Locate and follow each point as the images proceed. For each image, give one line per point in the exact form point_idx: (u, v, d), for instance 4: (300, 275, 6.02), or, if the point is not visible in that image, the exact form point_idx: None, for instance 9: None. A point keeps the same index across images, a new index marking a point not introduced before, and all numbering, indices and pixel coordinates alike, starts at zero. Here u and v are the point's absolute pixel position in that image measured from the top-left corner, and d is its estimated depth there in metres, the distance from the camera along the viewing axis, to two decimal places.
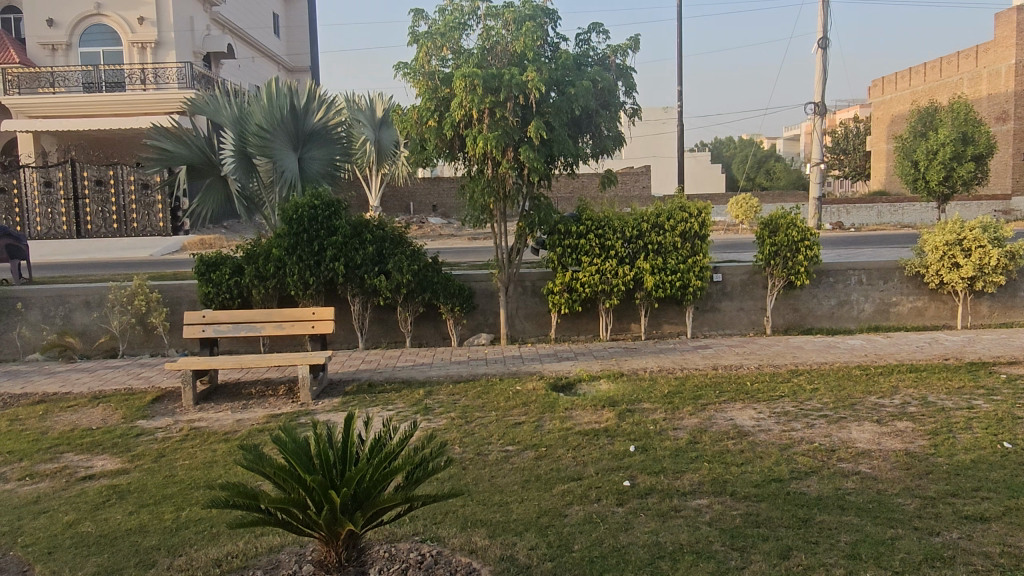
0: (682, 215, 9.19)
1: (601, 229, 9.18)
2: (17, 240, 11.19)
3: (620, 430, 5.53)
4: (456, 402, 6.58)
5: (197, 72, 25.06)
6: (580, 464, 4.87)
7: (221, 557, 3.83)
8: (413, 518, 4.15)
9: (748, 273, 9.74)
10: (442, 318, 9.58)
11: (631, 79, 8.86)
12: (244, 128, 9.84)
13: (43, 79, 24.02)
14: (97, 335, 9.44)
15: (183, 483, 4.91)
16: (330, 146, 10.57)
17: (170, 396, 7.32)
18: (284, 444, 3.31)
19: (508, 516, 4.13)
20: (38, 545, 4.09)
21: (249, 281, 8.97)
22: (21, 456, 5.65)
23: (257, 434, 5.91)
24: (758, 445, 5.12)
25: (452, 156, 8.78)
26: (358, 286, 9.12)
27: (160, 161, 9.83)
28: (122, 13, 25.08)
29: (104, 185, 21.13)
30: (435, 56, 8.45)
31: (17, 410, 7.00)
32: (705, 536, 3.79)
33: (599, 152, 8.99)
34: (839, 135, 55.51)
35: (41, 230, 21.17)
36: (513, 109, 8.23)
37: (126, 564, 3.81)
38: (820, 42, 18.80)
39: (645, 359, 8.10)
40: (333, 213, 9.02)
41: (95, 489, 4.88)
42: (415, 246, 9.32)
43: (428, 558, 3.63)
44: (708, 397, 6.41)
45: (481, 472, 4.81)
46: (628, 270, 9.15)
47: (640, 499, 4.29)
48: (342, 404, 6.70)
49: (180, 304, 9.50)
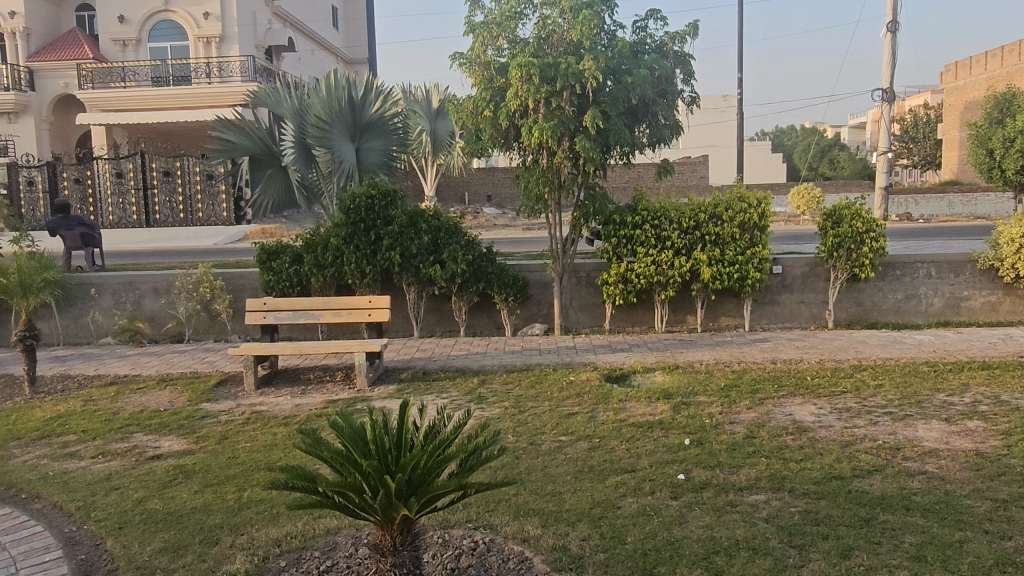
0: (741, 205, 9.05)
1: (657, 220, 9.05)
2: (90, 229, 11.63)
3: (675, 422, 5.46)
4: (509, 392, 6.60)
5: (260, 65, 25.70)
6: (634, 456, 4.82)
7: (282, 537, 3.94)
8: (467, 505, 4.20)
9: (809, 265, 9.47)
10: (496, 308, 9.58)
11: (689, 67, 8.72)
12: (305, 119, 10.02)
13: (114, 75, 24.84)
14: (165, 321, 9.80)
15: (245, 465, 5.06)
16: (387, 136, 10.64)
17: (233, 380, 7.57)
18: (341, 429, 3.36)
19: (561, 506, 4.13)
20: (110, 519, 4.29)
21: (308, 270, 9.17)
22: (95, 435, 5.91)
23: (315, 419, 6.06)
24: (818, 442, 4.99)
25: (507, 146, 8.80)
26: (413, 275, 9.21)
27: (223, 153, 10.19)
28: (188, 8, 25.83)
29: (171, 176, 21.96)
30: (492, 46, 8.44)
31: (91, 391, 7.34)
32: (762, 532, 3.72)
33: (656, 142, 8.87)
34: (908, 123, 53.38)
35: (113, 219, 22.04)
36: (569, 99, 8.21)
37: (192, 542, 3.96)
38: (889, 25, 18.10)
39: (701, 352, 7.96)
40: (390, 203, 9.16)
41: (163, 469, 5.07)
42: (469, 236, 9.33)
43: (480, 545, 3.69)
44: (767, 391, 6.29)
45: (535, 461, 4.82)
46: (684, 261, 9.00)
47: (695, 493, 4.23)
48: (398, 391, 6.80)
49: (242, 292, 9.76)
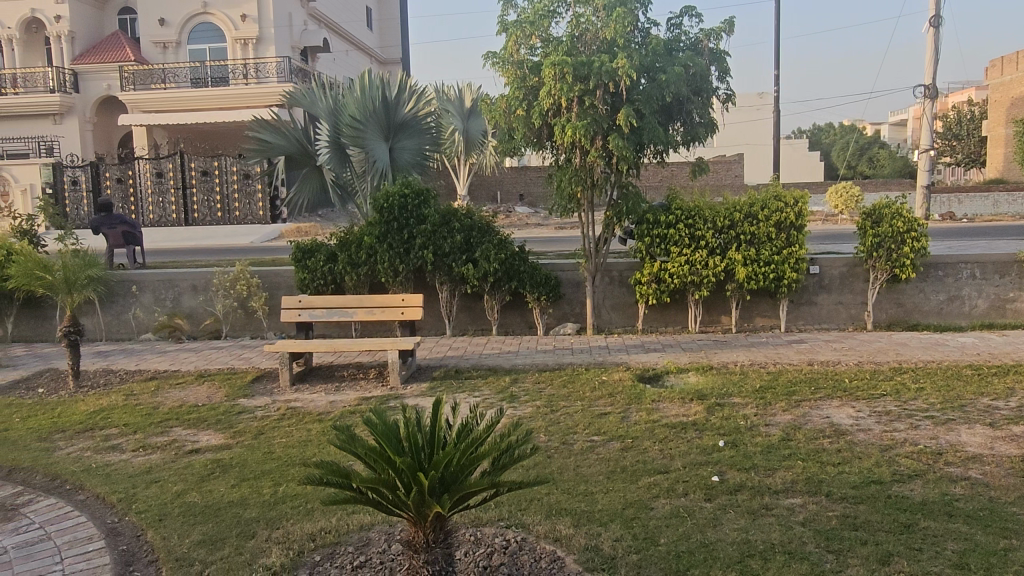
0: (777, 204, 8.93)
1: (692, 219, 8.97)
2: (132, 228, 11.90)
3: (710, 423, 5.41)
4: (542, 391, 6.59)
5: (296, 66, 26.02)
6: (667, 457, 4.79)
7: (316, 532, 3.99)
8: (500, 503, 4.21)
9: (848, 265, 9.30)
10: (528, 307, 9.57)
11: (725, 64, 8.62)
12: (339, 119, 10.14)
13: (155, 76, 25.43)
14: (203, 317, 9.98)
15: (281, 460, 5.13)
16: (420, 136, 10.70)
17: (269, 377, 7.69)
18: (375, 426, 3.39)
19: (593, 506, 4.12)
20: (151, 511, 4.38)
21: (342, 268, 9.27)
22: (135, 429, 6.06)
23: (349, 415, 6.12)
24: (857, 445, 4.89)
25: (539, 145, 8.80)
26: (446, 274, 9.25)
27: (260, 152, 10.36)
28: (227, 11, 26.26)
29: (210, 175, 22.45)
30: (525, 45, 8.44)
31: (132, 385, 7.52)
32: (799, 536, 3.66)
33: (691, 141, 8.78)
34: (951, 120, 52.09)
35: (153, 218, 22.54)
36: (603, 97, 8.16)
37: (229, 534, 4.03)
38: (932, 20, 17.68)
39: (735, 352, 7.87)
40: (423, 202, 9.22)
41: (201, 463, 5.17)
42: (502, 235, 9.33)
43: (512, 543, 3.69)
44: (804, 393, 6.19)
45: (567, 461, 4.81)
46: (719, 260, 8.90)
47: (729, 495, 4.18)
48: (431, 389, 6.84)
49: (278, 290, 9.89)
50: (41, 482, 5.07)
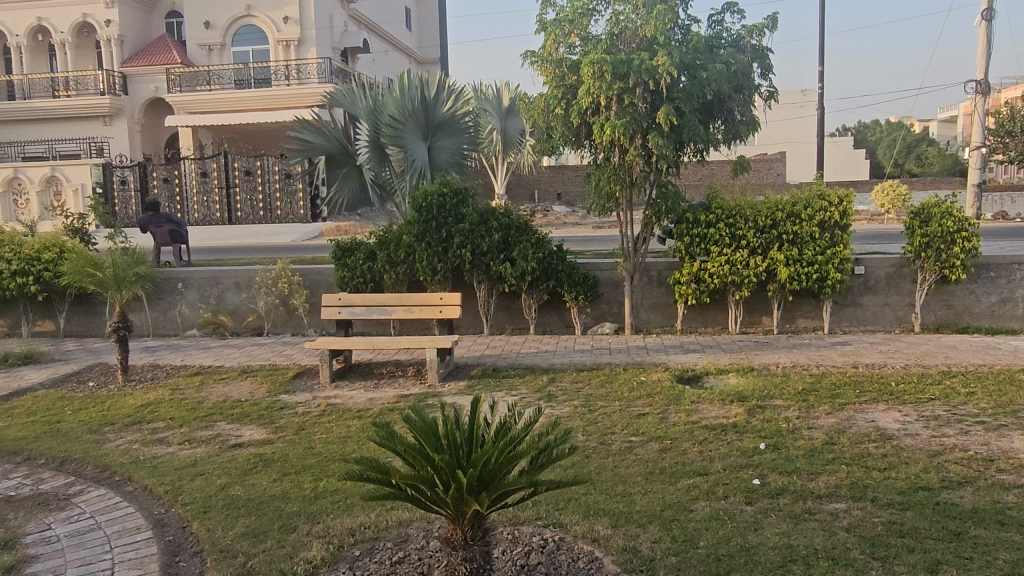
0: (821, 203, 8.77)
1: (732, 218, 8.86)
2: (178, 226, 12.21)
3: (750, 426, 5.33)
4: (580, 390, 6.57)
5: (336, 66, 26.32)
6: (707, 459, 4.73)
7: (356, 527, 4.04)
8: (538, 502, 4.21)
9: (894, 266, 9.08)
10: (566, 306, 9.54)
11: (767, 61, 8.49)
12: (379, 119, 10.25)
13: (200, 78, 26.09)
14: (246, 314, 10.17)
15: (321, 455, 5.20)
16: (459, 135, 10.74)
17: (310, 373, 7.81)
18: (414, 423, 3.42)
19: (632, 506, 4.09)
20: (196, 503, 4.49)
21: (382, 266, 9.36)
22: (181, 422, 6.21)
23: (388, 412, 6.18)
24: (903, 451, 4.78)
25: (577, 144, 8.77)
26: (484, 273, 9.28)
27: (301, 152, 10.52)
28: (269, 13, 26.71)
29: (253, 175, 22.83)
30: (564, 43, 8.42)
31: (178, 380, 7.71)
32: (843, 542, 3.59)
33: (732, 139, 8.66)
34: (1004, 116, 50.45)
35: (198, 217, 23.06)
36: (642, 95, 8.10)
37: (271, 527, 4.10)
38: (985, 13, 17.14)
39: (777, 354, 7.75)
40: (461, 201, 9.27)
41: (244, 457, 5.27)
42: (540, 234, 9.32)
43: (550, 543, 3.69)
44: (848, 396, 6.06)
45: (605, 461, 4.79)
46: (760, 260, 8.77)
47: (770, 499, 4.12)
48: (469, 387, 6.87)
49: (318, 287, 10.03)
50: (92, 473, 5.23)
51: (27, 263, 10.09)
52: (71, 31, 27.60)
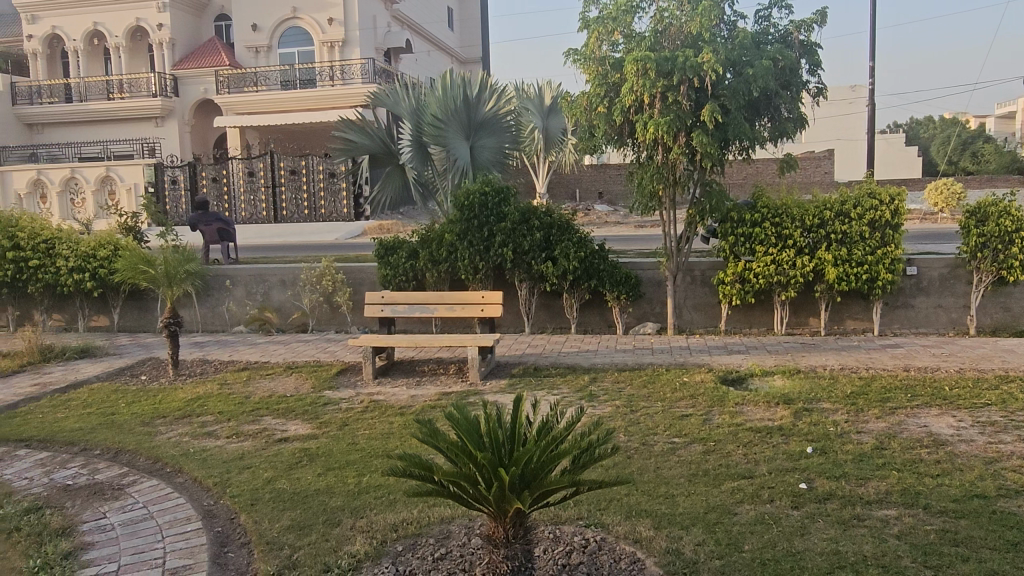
0: (871, 202, 8.56)
1: (779, 217, 8.71)
2: (226, 225, 12.42)
3: (797, 429, 5.23)
4: (622, 390, 6.53)
5: (380, 66, 26.56)
6: (752, 462, 4.66)
7: (398, 523, 4.08)
8: (579, 502, 4.20)
9: (948, 266, 8.82)
10: (607, 306, 9.48)
11: (816, 56, 8.32)
12: (421, 118, 10.34)
13: (248, 79, 26.62)
14: (292, 311, 10.35)
15: (365, 451, 5.26)
16: (500, 134, 10.76)
17: (353, 370, 7.91)
18: (456, 421, 3.44)
19: (674, 508, 4.05)
20: (244, 496, 4.59)
21: (424, 265, 9.44)
22: (229, 416, 6.35)
23: (430, 410, 6.23)
24: (957, 457, 4.63)
25: (620, 142, 8.71)
26: (525, 272, 9.28)
27: (345, 151, 10.67)
28: (315, 15, 27.11)
29: (298, 174, 23.25)
30: (607, 41, 8.38)
31: (226, 375, 7.89)
32: (893, 550, 3.50)
33: (779, 136, 8.49)
34: None
35: (245, 215, 23.58)
36: (687, 92, 7.99)
37: (316, 521, 4.17)
38: None
39: (824, 356, 7.59)
40: (503, 200, 9.29)
41: (290, 451, 5.37)
42: (582, 232, 9.29)
43: (592, 543, 3.67)
44: (899, 400, 5.90)
45: (648, 462, 4.75)
46: (808, 260, 8.60)
47: (818, 504, 4.04)
48: (510, 386, 6.88)
49: (362, 285, 10.16)
50: (144, 464, 5.39)
51: (83, 260, 10.44)
52: (125, 35, 28.38)
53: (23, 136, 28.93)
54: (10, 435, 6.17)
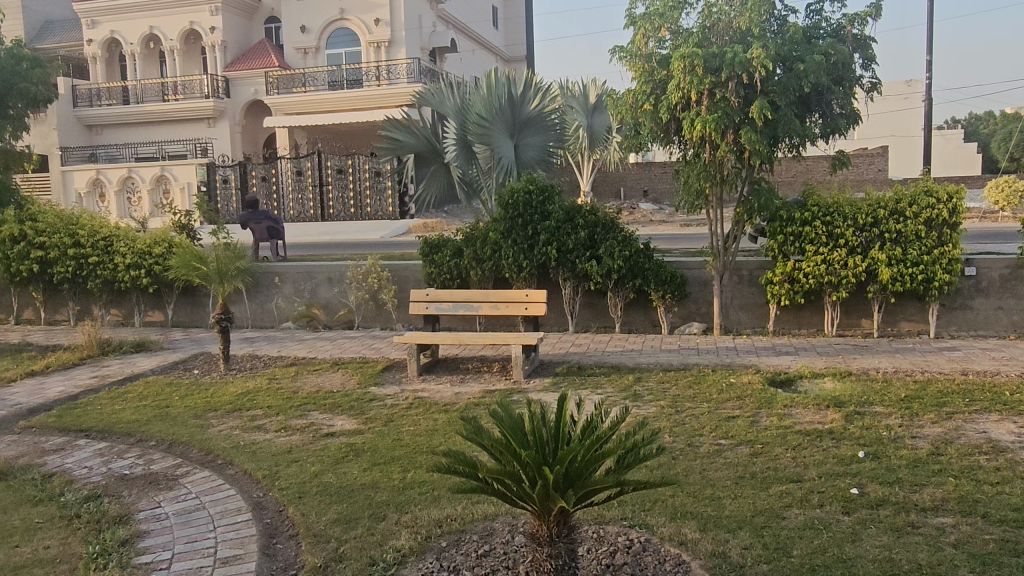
0: (928, 200, 8.29)
1: (830, 216, 8.52)
2: (275, 223, 12.66)
3: (848, 432, 5.11)
4: (666, 391, 6.47)
5: (425, 66, 26.77)
6: (801, 466, 4.57)
7: (443, 518, 4.12)
8: (623, 502, 4.17)
9: (1010, 267, 8.50)
10: (652, 305, 9.39)
11: (870, 50, 8.10)
12: (466, 117, 10.43)
13: (297, 80, 27.13)
14: (338, 308, 10.52)
15: (409, 447, 5.32)
16: (546, 132, 10.73)
17: (398, 366, 8.00)
18: (501, 419, 3.45)
19: (721, 511, 4.00)
20: (292, 489, 4.68)
21: (468, 263, 9.49)
22: (278, 411, 6.48)
23: (474, 407, 6.26)
24: (1018, 465, 4.46)
25: (666, 140, 8.61)
26: (569, 270, 9.26)
27: (391, 150, 10.83)
28: (361, 16, 27.47)
29: (345, 173, 23.57)
30: (653, 37, 8.28)
31: (274, 370, 8.06)
32: (950, 559, 3.39)
33: (831, 133, 8.28)
34: None
35: (293, 214, 24.05)
36: (736, 89, 7.85)
37: (361, 515, 4.23)
38: None
39: (877, 358, 7.39)
40: (547, 198, 9.27)
41: (336, 446, 5.46)
42: (627, 231, 9.22)
43: (636, 544, 3.65)
44: (956, 405, 5.71)
45: (693, 463, 4.70)
46: (860, 260, 8.39)
47: (870, 510, 3.93)
48: (554, 385, 6.88)
49: (407, 283, 10.26)
50: (197, 455, 5.54)
51: (140, 257, 10.76)
52: (179, 38, 29.19)
53: (83, 138, 29.89)
54: (71, 426, 6.40)
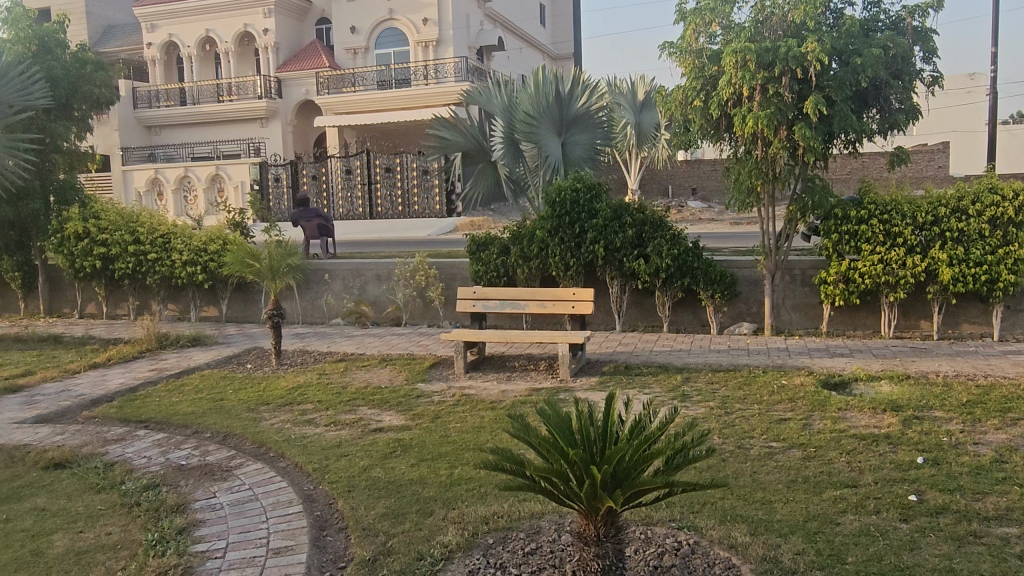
0: (992, 198, 7.99)
1: (888, 214, 8.29)
2: (325, 220, 12.88)
3: (906, 437, 4.96)
4: (716, 391, 6.37)
5: (473, 65, 26.88)
6: (856, 470, 4.45)
7: (490, 515, 4.13)
8: (671, 503, 4.12)
9: None
10: (701, 304, 9.26)
11: (932, 43, 7.84)
12: (514, 115, 10.39)
13: (346, 80, 27.58)
14: (386, 305, 10.65)
15: (456, 444, 5.35)
16: (593, 130, 10.71)
17: (445, 364, 8.06)
18: (548, 417, 3.43)
19: (772, 515, 3.92)
20: (341, 482, 4.76)
21: (515, 261, 9.50)
22: (328, 405, 6.59)
23: (520, 405, 6.27)
24: None
25: (717, 137, 8.45)
26: (617, 269, 9.19)
27: (439, 149, 10.86)
28: (410, 16, 27.75)
29: (393, 171, 23.87)
30: (704, 33, 8.16)
31: (324, 365, 8.20)
32: (1015, 571, 3.26)
33: (889, 129, 8.04)
34: None
35: (342, 212, 24.46)
36: (789, 84, 7.69)
37: (409, 510, 4.28)
38: None
39: (936, 362, 7.15)
40: (595, 196, 9.22)
41: (385, 441, 5.52)
42: (676, 229, 9.10)
43: (684, 546, 3.60)
44: (1022, 411, 5.49)
45: (743, 466, 4.62)
46: (919, 260, 8.13)
47: (929, 518, 3.81)
48: (600, 384, 6.84)
49: (453, 281, 10.31)
50: (250, 448, 5.68)
51: (196, 254, 11.08)
52: (234, 40, 29.94)
53: (142, 138, 30.85)
54: (131, 416, 6.63)
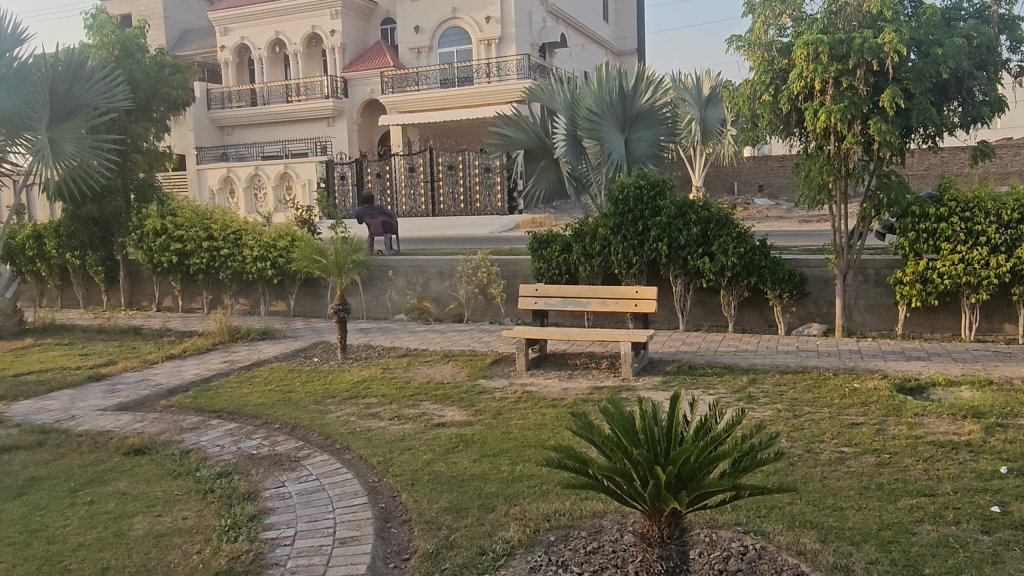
0: None
1: (970, 212, 7.92)
2: (388, 217, 13.10)
3: (988, 446, 4.73)
4: (783, 394, 6.21)
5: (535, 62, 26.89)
6: (933, 479, 4.27)
7: (551, 513, 4.13)
8: (737, 507, 4.03)
9: None
10: (768, 304, 9.04)
11: (1020, 31, 7.44)
12: (576, 112, 10.35)
13: (410, 79, 27.98)
14: (448, 302, 10.77)
15: (517, 441, 5.37)
16: (657, 126, 10.55)
17: (506, 360, 8.09)
18: (611, 415, 3.40)
19: (843, 522, 3.80)
20: (405, 475, 4.83)
21: (577, 258, 9.47)
22: (391, 400, 6.70)
23: (582, 403, 6.25)
24: None
25: (787, 132, 8.21)
26: (681, 267, 9.05)
27: (501, 146, 10.91)
28: (473, 14, 27.95)
29: (455, 169, 24.11)
30: (774, 25, 7.97)
31: (388, 360, 8.34)
32: None
33: (971, 122, 7.68)
34: None
35: (405, 209, 24.79)
36: (865, 77, 7.41)
37: (471, 505, 4.31)
38: None
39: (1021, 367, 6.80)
40: (659, 193, 9.10)
41: (447, 436, 5.58)
42: (742, 227, 8.91)
43: (751, 550, 3.52)
44: None
45: (813, 470, 4.49)
46: (1004, 259, 7.74)
47: (1014, 531, 3.63)
48: (664, 384, 6.76)
49: (515, 278, 10.33)
50: (317, 439, 5.83)
51: (266, 250, 11.42)
52: (302, 41, 30.76)
53: (216, 138, 31.97)
54: (205, 406, 6.89)
